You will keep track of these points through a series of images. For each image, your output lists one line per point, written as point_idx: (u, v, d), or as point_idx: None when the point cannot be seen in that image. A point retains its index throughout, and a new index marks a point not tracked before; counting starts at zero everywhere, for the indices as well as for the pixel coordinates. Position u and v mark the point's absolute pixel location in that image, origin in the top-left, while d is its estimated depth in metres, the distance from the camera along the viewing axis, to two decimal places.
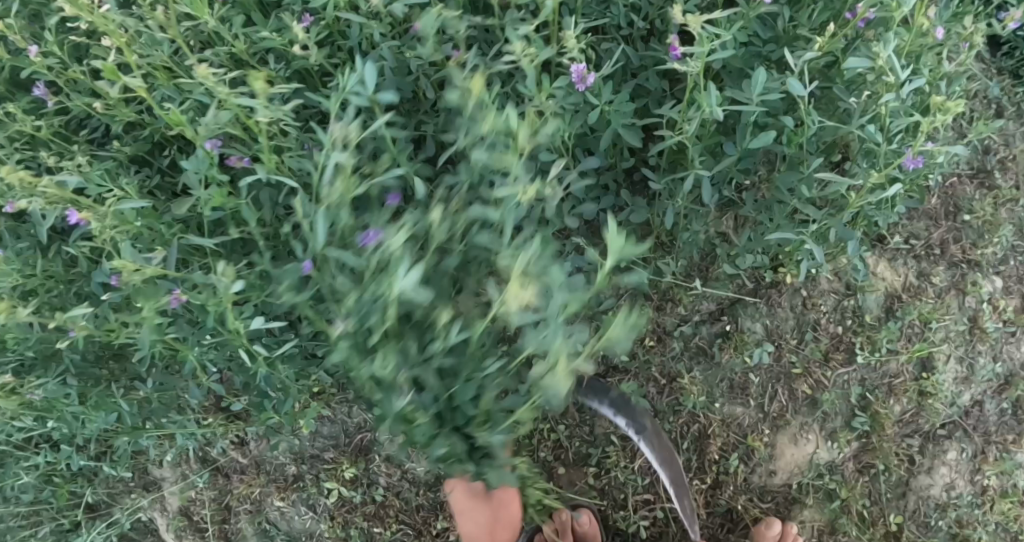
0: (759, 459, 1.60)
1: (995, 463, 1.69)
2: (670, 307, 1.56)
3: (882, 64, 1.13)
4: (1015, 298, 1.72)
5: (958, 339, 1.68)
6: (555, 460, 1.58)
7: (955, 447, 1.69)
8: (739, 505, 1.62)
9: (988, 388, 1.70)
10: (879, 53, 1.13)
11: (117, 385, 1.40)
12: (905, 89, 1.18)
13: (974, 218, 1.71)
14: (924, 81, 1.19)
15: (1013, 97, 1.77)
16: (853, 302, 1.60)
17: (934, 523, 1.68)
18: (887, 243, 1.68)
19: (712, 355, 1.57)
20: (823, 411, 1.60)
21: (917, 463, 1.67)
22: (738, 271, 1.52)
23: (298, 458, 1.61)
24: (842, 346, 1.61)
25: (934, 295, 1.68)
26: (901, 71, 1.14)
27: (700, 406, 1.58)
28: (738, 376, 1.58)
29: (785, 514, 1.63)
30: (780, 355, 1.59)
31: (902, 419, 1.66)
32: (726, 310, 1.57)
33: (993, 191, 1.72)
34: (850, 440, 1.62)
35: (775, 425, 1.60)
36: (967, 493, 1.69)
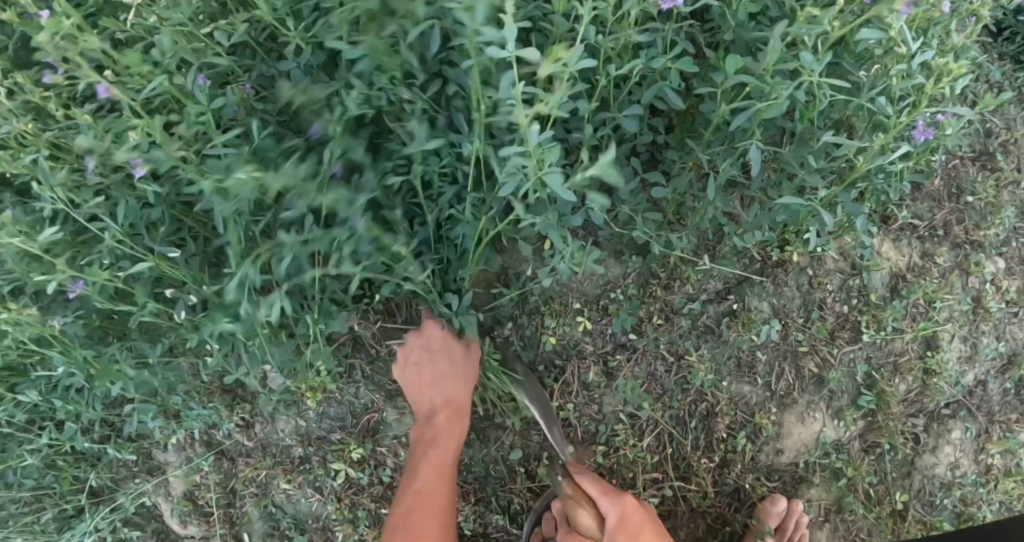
0: (767, 438, 1.59)
1: (999, 442, 1.72)
2: (678, 286, 1.54)
3: (894, 35, 1.15)
4: (1017, 279, 1.75)
5: (962, 319, 1.70)
6: (563, 440, 1.55)
7: (958, 426, 1.71)
8: (747, 483, 1.60)
9: (992, 368, 1.73)
10: (892, 24, 1.14)
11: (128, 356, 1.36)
12: (916, 61, 1.20)
13: (976, 199, 1.73)
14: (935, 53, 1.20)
15: (1014, 81, 1.83)
16: (859, 281, 1.62)
17: (939, 502, 1.71)
18: (893, 223, 1.68)
19: (720, 333, 1.56)
20: (829, 390, 1.61)
21: (922, 442, 1.69)
22: (746, 246, 1.50)
23: (304, 440, 1.56)
24: (848, 325, 1.62)
25: (938, 275, 1.70)
26: (912, 42, 1.16)
27: (708, 384, 1.56)
28: (745, 353, 1.57)
29: (792, 493, 1.64)
30: (787, 333, 1.59)
31: (906, 398, 1.68)
32: (733, 288, 1.56)
33: (995, 173, 1.75)
34: (856, 418, 1.63)
35: (782, 404, 1.60)
36: (972, 472, 1.72)
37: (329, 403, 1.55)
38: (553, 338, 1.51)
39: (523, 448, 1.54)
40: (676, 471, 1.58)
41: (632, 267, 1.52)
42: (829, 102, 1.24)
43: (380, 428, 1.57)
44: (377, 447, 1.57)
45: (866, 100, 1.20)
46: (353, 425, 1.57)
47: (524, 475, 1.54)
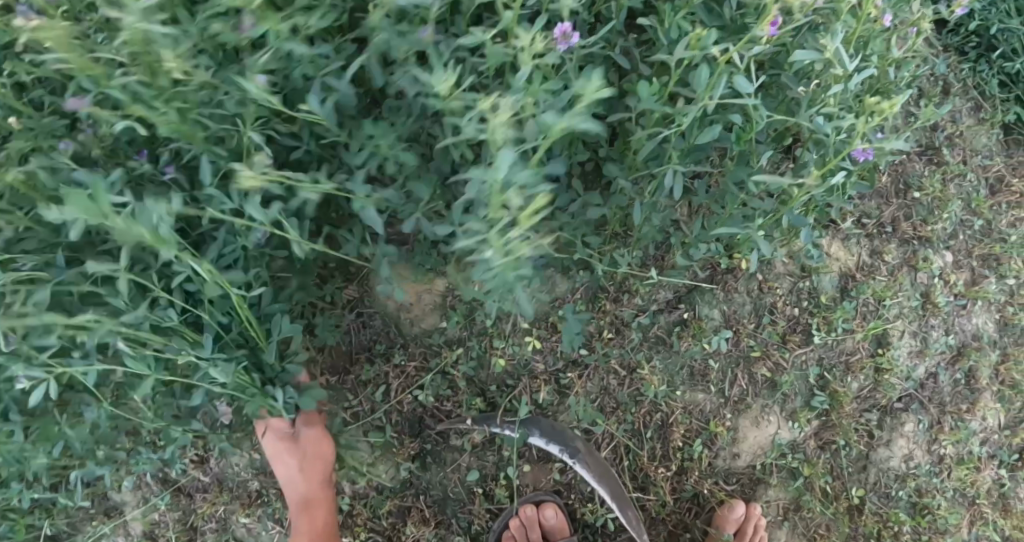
0: (722, 444, 1.61)
1: (951, 433, 1.77)
2: (627, 298, 1.55)
3: (830, 58, 1.12)
4: (963, 272, 1.79)
5: (912, 315, 1.73)
6: (519, 460, 1.56)
7: (911, 419, 1.75)
8: (706, 489, 1.62)
9: (942, 359, 1.76)
10: (828, 45, 1.11)
11: (63, 413, 1.39)
12: (853, 80, 1.19)
13: (923, 195, 1.75)
14: (874, 73, 1.19)
15: (959, 73, 1.88)
16: (808, 283, 1.63)
17: (895, 493, 1.74)
18: (841, 223, 1.69)
19: (671, 344, 1.56)
20: (782, 393, 1.62)
21: (877, 437, 1.72)
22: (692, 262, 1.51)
23: (260, 472, 1.60)
24: (799, 327, 1.63)
25: (886, 273, 1.71)
26: (848, 64, 1.13)
27: (661, 395, 1.57)
28: (698, 363, 1.58)
29: (751, 495, 1.65)
30: (739, 340, 1.60)
31: (860, 395, 1.70)
32: (683, 297, 1.57)
33: (940, 167, 1.80)
34: (810, 419, 1.65)
35: (736, 409, 1.62)
36: (925, 462, 1.76)
37: None
38: (502, 360, 1.51)
39: (479, 468, 1.55)
40: (635, 481, 1.59)
41: (580, 282, 1.52)
42: (770, 132, 1.23)
43: None
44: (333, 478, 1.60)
45: (798, 124, 1.21)
46: None
47: (483, 496, 1.56)
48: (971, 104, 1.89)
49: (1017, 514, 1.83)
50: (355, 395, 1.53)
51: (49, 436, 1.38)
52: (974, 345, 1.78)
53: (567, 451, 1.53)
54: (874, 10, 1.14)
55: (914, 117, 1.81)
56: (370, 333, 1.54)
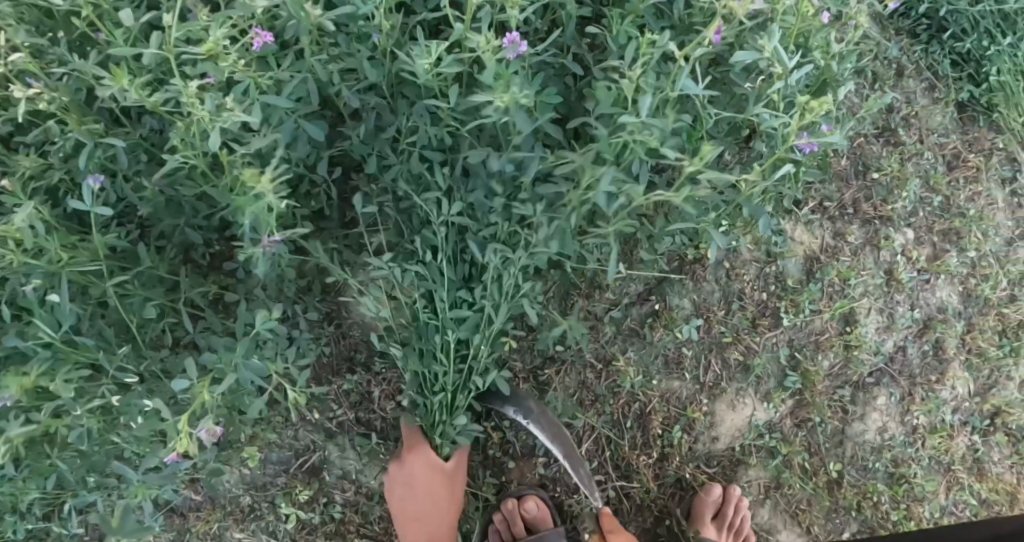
0: (701, 428, 1.67)
1: (922, 403, 1.83)
2: (599, 294, 1.62)
3: (769, 56, 1.27)
4: (925, 248, 1.86)
5: (877, 292, 1.79)
6: (503, 456, 1.64)
7: (883, 392, 1.81)
8: (688, 473, 1.67)
9: (909, 333, 1.83)
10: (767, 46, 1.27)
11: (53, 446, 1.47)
12: (793, 79, 1.34)
13: (882, 175, 1.82)
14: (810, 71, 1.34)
15: (912, 56, 1.93)
16: (775, 268, 1.70)
17: (872, 465, 1.80)
18: (804, 206, 1.76)
19: (645, 335, 1.63)
20: (755, 375, 1.68)
21: (851, 412, 1.78)
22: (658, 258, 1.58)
23: (251, 487, 1.70)
24: (768, 311, 1.69)
25: (850, 253, 1.77)
26: (787, 62, 1.28)
27: (638, 385, 1.63)
28: (671, 351, 1.64)
29: (731, 476, 1.70)
30: (709, 327, 1.66)
31: (831, 372, 1.75)
32: (654, 289, 1.63)
33: (898, 147, 1.87)
34: (785, 398, 1.71)
35: (712, 394, 1.67)
36: (900, 434, 1.82)
37: (272, 448, 1.69)
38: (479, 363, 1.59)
39: (467, 467, 1.64)
40: (618, 471, 1.65)
41: (552, 281, 1.60)
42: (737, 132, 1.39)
43: (323, 465, 1.71)
44: (323, 485, 1.71)
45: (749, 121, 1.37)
46: (297, 467, 1.71)
47: (471, 494, 1.65)
48: (926, 85, 1.94)
49: (992, 478, 1.89)
50: (338, 403, 1.70)
51: (42, 470, 1.46)
52: (939, 317, 1.85)
53: (521, 410, 1.54)
54: (805, 10, 1.27)
55: (869, 101, 1.87)
56: (350, 343, 1.70)
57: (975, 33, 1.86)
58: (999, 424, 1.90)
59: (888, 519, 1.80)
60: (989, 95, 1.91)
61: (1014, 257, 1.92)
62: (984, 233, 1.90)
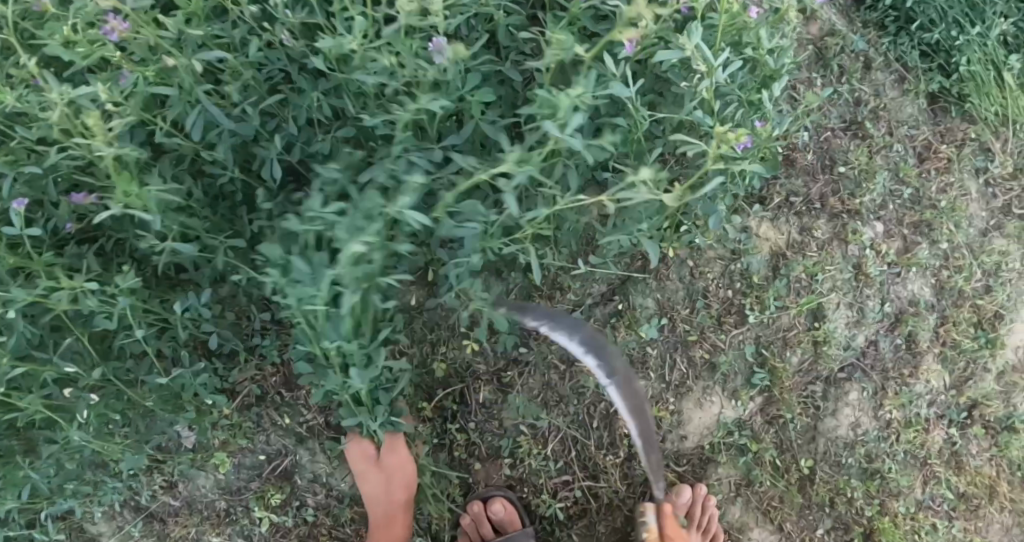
0: (667, 427, 1.69)
1: (895, 397, 1.82)
2: (561, 295, 1.64)
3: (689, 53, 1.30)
4: (895, 241, 1.85)
5: (846, 286, 1.78)
6: (469, 458, 1.65)
7: (855, 387, 1.80)
8: (656, 472, 1.70)
9: (880, 327, 1.82)
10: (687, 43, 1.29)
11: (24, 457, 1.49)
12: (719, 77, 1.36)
13: (849, 168, 1.81)
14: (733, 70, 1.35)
15: (879, 47, 1.90)
16: (740, 265, 1.69)
17: (845, 461, 1.79)
18: (769, 202, 1.76)
19: (607, 335, 1.64)
20: (721, 373, 1.69)
21: (822, 408, 1.77)
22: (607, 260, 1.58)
23: (226, 492, 1.71)
24: (733, 309, 1.70)
25: (817, 249, 1.77)
26: (708, 57, 1.30)
27: (602, 385, 1.64)
28: (635, 351, 1.66)
29: (700, 474, 1.73)
30: (673, 326, 1.67)
31: (801, 369, 1.75)
32: (617, 289, 1.65)
33: (867, 141, 1.85)
34: (752, 396, 1.71)
35: (679, 393, 1.69)
36: (873, 428, 1.81)
37: (244, 453, 1.71)
38: (442, 365, 1.62)
39: (434, 470, 1.65)
40: (585, 471, 1.65)
41: (513, 284, 1.62)
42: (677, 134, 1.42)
43: (295, 469, 1.72)
44: (296, 489, 1.72)
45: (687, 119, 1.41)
46: (270, 471, 1.72)
47: (438, 495, 1.66)
48: (895, 76, 1.90)
49: (971, 471, 1.88)
50: (308, 408, 1.71)
51: (14, 481, 1.49)
52: (911, 310, 1.84)
53: (602, 369, 1.40)
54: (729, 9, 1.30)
55: (836, 94, 1.85)
56: (319, 349, 1.70)
57: (944, 24, 1.84)
58: (977, 417, 1.89)
59: (863, 515, 1.79)
60: (959, 85, 1.89)
61: (988, 247, 1.90)
62: (957, 224, 1.88)
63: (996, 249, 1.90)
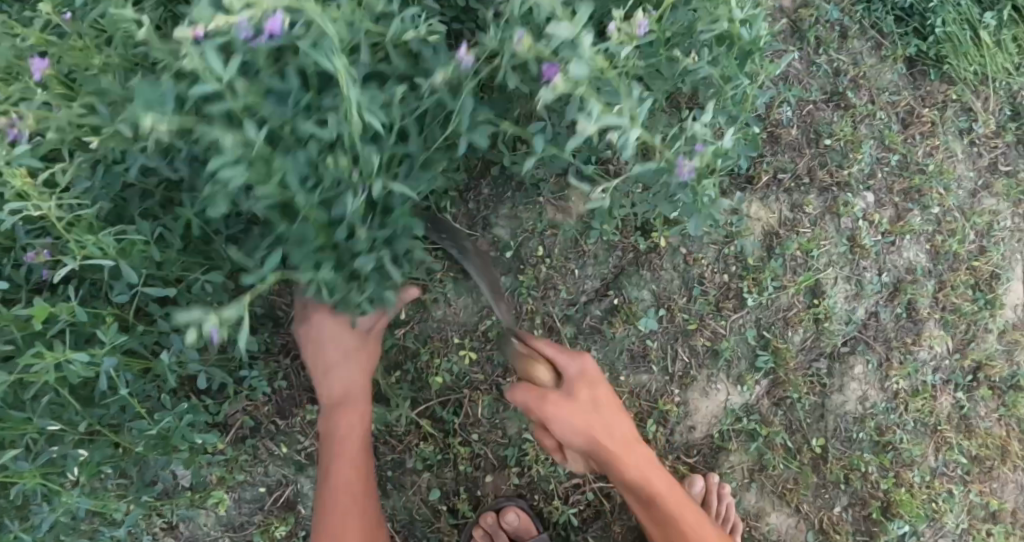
0: (674, 420, 1.65)
1: (900, 367, 1.80)
2: (554, 294, 1.59)
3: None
4: (887, 210, 1.82)
5: (842, 261, 1.76)
6: (476, 471, 1.61)
7: (860, 360, 1.78)
8: (667, 466, 1.66)
9: (879, 298, 1.80)
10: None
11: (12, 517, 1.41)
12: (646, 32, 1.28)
13: (834, 140, 1.78)
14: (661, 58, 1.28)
15: (854, 15, 1.86)
16: (733, 249, 1.66)
17: (856, 436, 1.77)
18: (757, 182, 1.73)
19: (605, 332, 1.61)
20: (724, 359, 1.66)
21: (829, 385, 1.75)
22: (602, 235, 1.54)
23: (229, 528, 1.66)
24: (731, 293, 1.66)
25: (809, 224, 1.74)
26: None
27: (606, 383, 1.61)
28: (635, 345, 1.62)
29: (712, 463, 1.69)
30: (672, 316, 1.63)
31: (804, 347, 1.72)
32: (611, 283, 1.61)
33: (849, 110, 1.82)
34: (758, 380, 1.68)
35: (683, 384, 1.65)
36: (881, 400, 1.79)
37: (243, 487, 1.65)
38: (439, 377, 1.57)
39: (440, 486, 1.60)
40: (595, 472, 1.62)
41: (504, 288, 1.58)
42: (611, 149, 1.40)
43: (298, 499, 1.67)
44: (300, 518, 1.67)
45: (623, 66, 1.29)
46: (271, 503, 1.66)
47: (447, 512, 1.61)
48: (872, 43, 1.87)
49: (982, 433, 1.87)
50: (304, 434, 1.65)
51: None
52: (909, 279, 1.82)
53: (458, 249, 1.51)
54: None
55: (814, 67, 1.83)
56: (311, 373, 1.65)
57: None
58: (983, 378, 1.87)
59: (879, 488, 1.77)
60: (937, 47, 1.87)
61: (978, 208, 1.89)
62: (946, 187, 1.86)
63: (987, 209, 1.89)
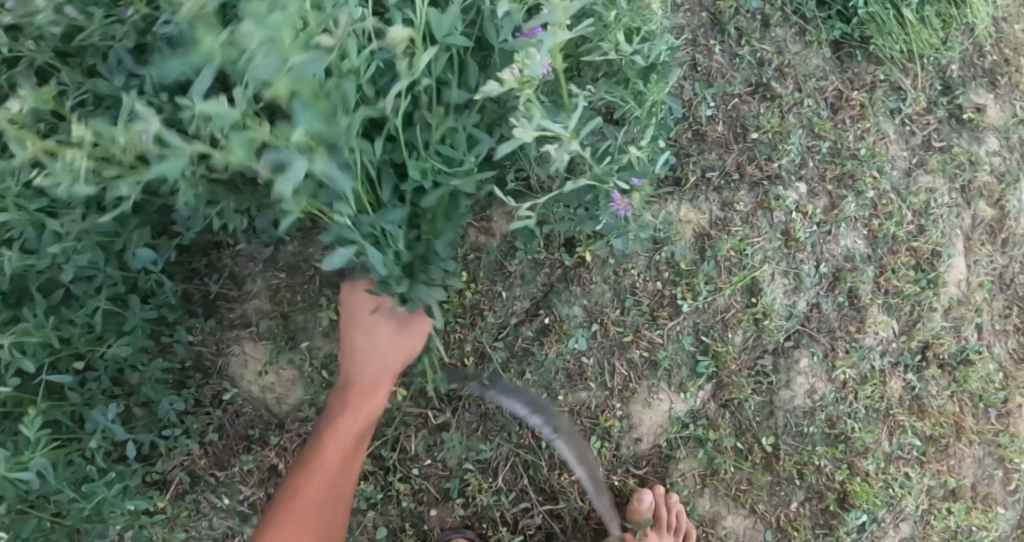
0: (618, 434, 1.63)
1: (845, 357, 1.78)
2: (482, 320, 1.57)
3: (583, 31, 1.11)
4: (820, 199, 1.80)
5: (778, 256, 1.74)
6: (421, 506, 1.58)
7: (805, 354, 1.76)
8: (616, 480, 1.64)
9: (819, 289, 1.77)
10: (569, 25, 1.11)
11: None
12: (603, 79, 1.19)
13: (761, 134, 1.75)
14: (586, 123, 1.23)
15: (775, 2, 1.82)
16: (663, 255, 1.64)
17: (807, 430, 1.75)
18: (686, 183, 1.70)
19: (536, 354, 1.58)
20: (663, 369, 1.63)
21: (775, 381, 1.73)
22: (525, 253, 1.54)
23: None
24: (665, 301, 1.64)
25: (741, 222, 1.72)
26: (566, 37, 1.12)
27: (543, 405, 1.59)
28: (571, 364, 1.59)
29: (663, 473, 1.66)
30: (606, 330, 1.61)
31: (746, 346, 1.70)
32: (540, 303, 1.59)
33: (775, 101, 1.79)
34: (701, 385, 1.67)
35: (624, 398, 1.63)
36: (830, 392, 1.77)
37: None
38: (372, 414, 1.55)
39: (386, 524, 1.57)
40: (543, 494, 1.61)
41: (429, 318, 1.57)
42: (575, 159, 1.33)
43: None
44: None
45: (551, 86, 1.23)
46: None
47: None
48: (795, 30, 1.83)
49: (934, 412, 1.86)
50: (246, 483, 1.59)
51: None
52: (848, 266, 1.80)
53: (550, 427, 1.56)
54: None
55: (737, 59, 1.79)
56: (246, 421, 1.59)
57: None
58: (931, 357, 1.86)
59: (834, 480, 1.76)
60: (861, 28, 1.84)
61: (914, 187, 1.86)
62: (879, 169, 1.84)
63: (923, 187, 1.87)
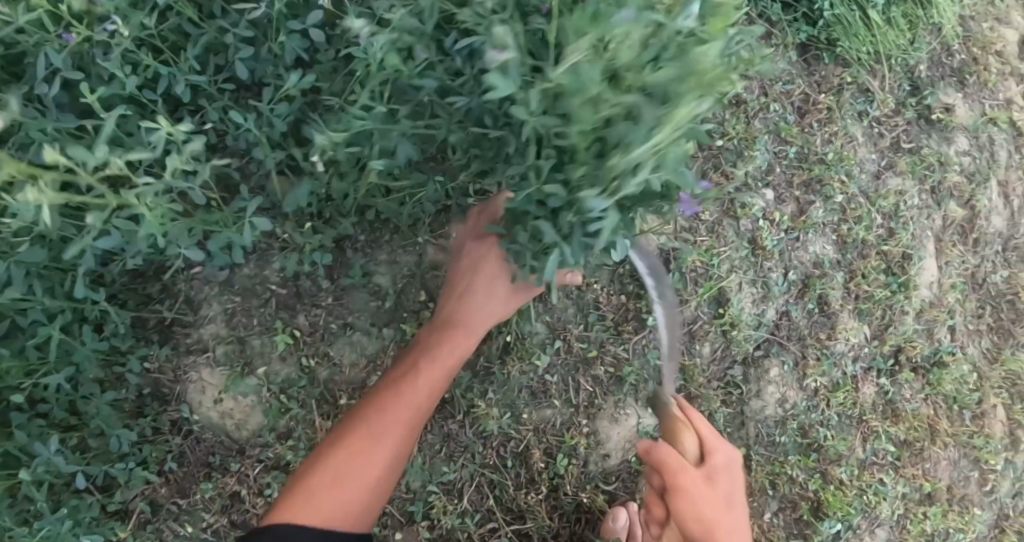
0: (585, 451, 1.61)
1: (816, 365, 1.77)
2: None
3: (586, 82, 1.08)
4: (788, 205, 1.78)
5: (745, 265, 1.73)
6: (386, 531, 1.55)
7: (775, 363, 1.74)
8: (585, 497, 1.61)
9: (789, 297, 1.76)
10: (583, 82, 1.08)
11: None
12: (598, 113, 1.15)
13: (726, 140, 1.73)
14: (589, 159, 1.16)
15: (739, 5, 1.79)
16: (627, 268, 1.60)
17: (779, 439, 1.74)
18: None
19: (498, 373, 1.55)
20: (630, 384, 1.61)
21: (746, 391, 1.72)
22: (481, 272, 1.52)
23: None
24: (631, 316, 1.62)
25: (706, 232, 1.70)
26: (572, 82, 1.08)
27: (508, 424, 1.56)
28: (535, 382, 1.57)
29: (633, 488, 1.64)
30: (569, 347, 1.58)
31: (714, 357, 1.71)
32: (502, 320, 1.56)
33: (741, 107, 1.76)
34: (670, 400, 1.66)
35: (590, 414, 1.60)
36: (802, 400, 1.76)
37: None
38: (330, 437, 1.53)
39: None
40: (511, 514, 1.58)
41: (388, 340, 1.58)
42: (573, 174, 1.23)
43: None
44: None
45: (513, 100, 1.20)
46: None
47: None
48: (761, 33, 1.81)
49: (908, 416, 1.85)
50: (208, 510, 1.55)
51: None
52: (817, 273, 1.78)
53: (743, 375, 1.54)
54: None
55: None
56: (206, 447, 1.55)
57: None
58: (904, 361, 1.85)
59: (808, 489, 1.75)
60: (827, 30, 1.82)
61: (883, 191, 1.84)
62: (847, 174, 1.82)
63: (893, 190, 1.85)
